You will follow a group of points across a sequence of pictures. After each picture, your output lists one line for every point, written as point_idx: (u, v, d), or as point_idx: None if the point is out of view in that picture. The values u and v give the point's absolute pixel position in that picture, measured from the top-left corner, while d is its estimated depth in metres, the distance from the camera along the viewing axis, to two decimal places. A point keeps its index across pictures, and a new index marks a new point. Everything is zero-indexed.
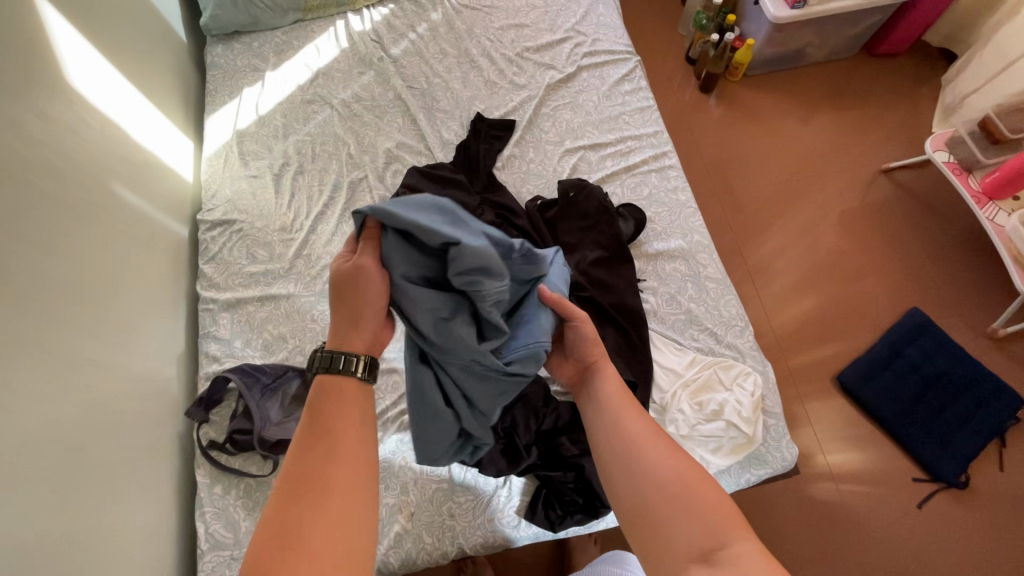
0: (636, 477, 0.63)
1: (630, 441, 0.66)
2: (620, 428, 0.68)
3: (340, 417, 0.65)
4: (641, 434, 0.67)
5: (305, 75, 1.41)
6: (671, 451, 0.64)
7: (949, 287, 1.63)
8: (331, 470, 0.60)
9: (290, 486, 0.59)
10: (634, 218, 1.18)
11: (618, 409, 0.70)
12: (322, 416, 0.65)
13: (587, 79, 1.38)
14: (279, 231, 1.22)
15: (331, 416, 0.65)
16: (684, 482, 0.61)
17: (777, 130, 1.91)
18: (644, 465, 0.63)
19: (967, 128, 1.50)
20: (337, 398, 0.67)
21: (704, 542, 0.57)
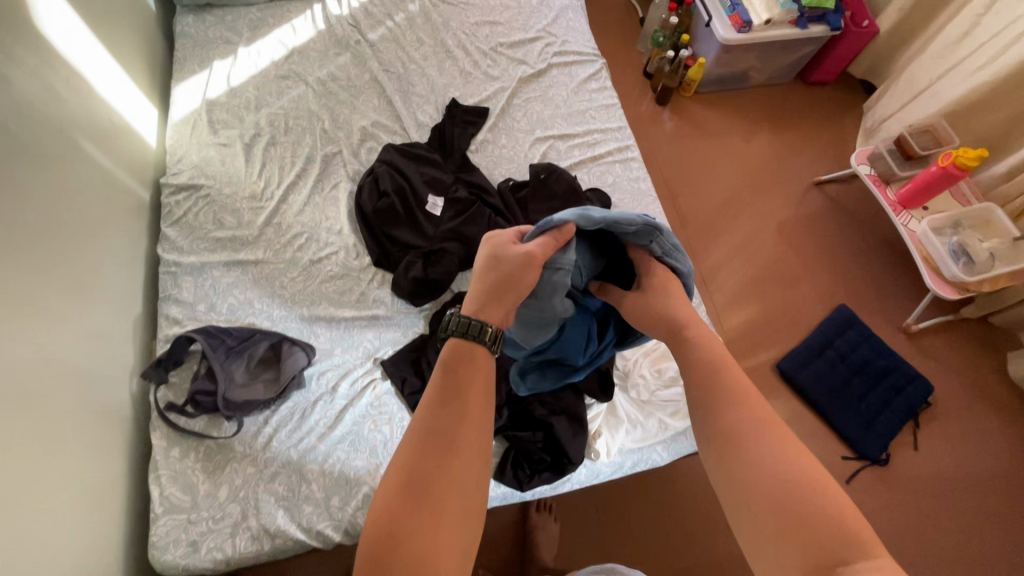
0: (742, 468, 0.55)
1: (728, 423, 0.58)
2: (722, 406, 0.59)
3: (477, 382, 0.59)
4: (747, 422, 0.57)
5: (280, 52, 1.42)
6: (786, 443, 0.55)
7: (871, 288, 1.82)
8: (462, 442, 0.54)
9: (418, 450, 0.53)
10: (600, 201, 1.25)
11: (718, 387, 0.61)
12: (456, 374, 0.59)
13: (557, 76, 1.47)
14: (249, 199, 1.21)
15: (467, 376, 0.59)
16: (805, 482, 0.52)
17: (724, 143, 2.09)
18: (752, 459, 0.54)
19: (885, 145, 1.69)
20: (462, 362, 0.60)
21: (830, 555, 0.48)
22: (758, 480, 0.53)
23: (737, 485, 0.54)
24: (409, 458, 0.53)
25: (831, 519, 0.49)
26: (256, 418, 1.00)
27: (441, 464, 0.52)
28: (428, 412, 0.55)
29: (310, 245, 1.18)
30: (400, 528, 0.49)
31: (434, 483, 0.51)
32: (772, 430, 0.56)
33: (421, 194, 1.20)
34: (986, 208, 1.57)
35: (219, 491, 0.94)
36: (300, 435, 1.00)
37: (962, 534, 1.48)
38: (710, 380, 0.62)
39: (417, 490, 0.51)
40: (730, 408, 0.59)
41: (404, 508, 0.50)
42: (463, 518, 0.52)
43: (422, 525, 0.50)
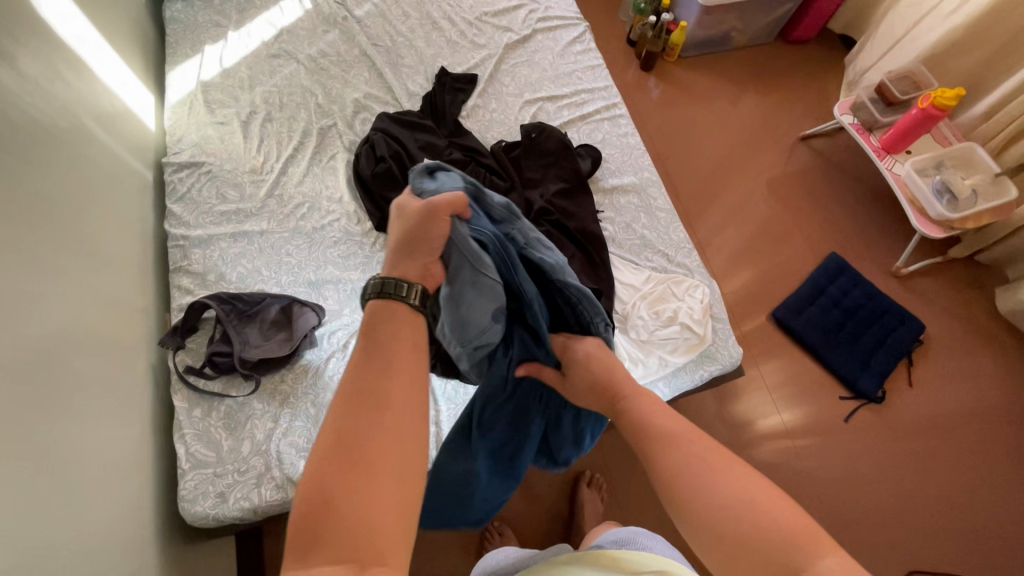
0: (689, 500, 0.55)
1: (668, 461, 0.58)
2: (668, 445, 0.60)
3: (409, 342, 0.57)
4: (698, 452, 0.58)
5: (269, 32, 1.44)
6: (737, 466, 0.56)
7: (859, 236, 1.87)
8: (393, 400, 0.51)
9: (346, 415, 0.50)
10: (590, 156, 1.28)
11: (664, 427, 0.63)
12: (383, 337, 0.56)
13: (542, 40, 1.50)
14: (250, 173, 1.24)
15: (394, 336, 0.56)
16: (759, 502, 0.52)
17: (711, 106, 2.12)
18: (705, 488, 0.54)
19: (867, 93, 1.73)
20: (388, 326, 0.57)
21: (789, 570, 0.48)
22: (712, 509, 0.53)
23: (695, 517, 0.54)
24: (336, 425, 0.49)
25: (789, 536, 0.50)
26: (272, 377, 1.04)
27: (371, 424, 0.49)
28: (353, 378, 0.52)
29: (312, 214, 1.21)
30: (333, 495, 0.45)
31: (366, 444, 0.48)
32: (723, 457, 0.57)
33: (417, 158, 1.24)
34: (968, 147, 1.62)
35: (242, 446, 0.98)
36: (315, 390, 1.04)
37: (957, 463, 1.54)
38: (654, 425, 0.64)
39: (349, 455, 0.47)
40: (679, 442, 0.60)
41: (335, 475, 0.46)
42: (405, 477, 0.49)
43: (358, 487, 0.46)
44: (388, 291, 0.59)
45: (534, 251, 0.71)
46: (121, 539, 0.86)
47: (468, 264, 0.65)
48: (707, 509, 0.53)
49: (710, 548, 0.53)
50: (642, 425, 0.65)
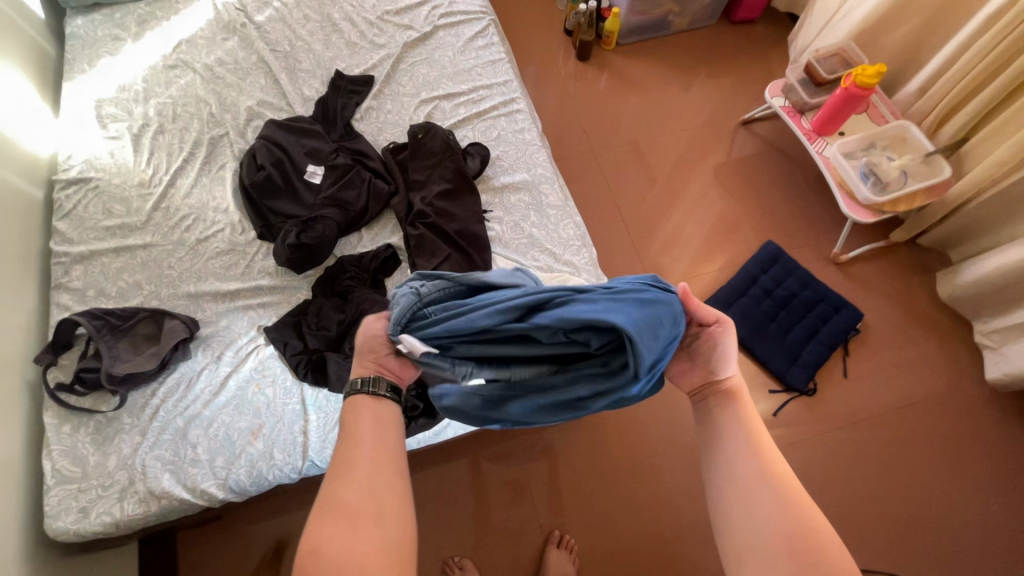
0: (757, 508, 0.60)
1: (745, 470, 0.63)
2: (740, 456, 0.64)
3: (380, 414, 0.68)
4: (763, 471, 0.62)
5: (167, 43, 1.44)
6: (795, 494, 0.60)
7: (800, 221, 1.81)
8: (380, 459, 0.62)
9: (337, 474, 0.60)
10: (480, 155, 1.27)
11: (741, 437, 0.66)
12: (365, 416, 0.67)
13: (443, 37, 1.47)
14: (137, 186, 1.25)
15: (375, 414, 0.68)
16: (810, 531, 0.57)
17: (650, 93, 2.07)
18: (759, 507, 0.60)
19: (796, 75, 1.66)
20: (364, 412, 0.67)
21: None
22: (763, 522, 0.59)
23: (746, 527, 0.59)
24: (328, 481, 0.60)
25: (831, 567, 0.55)
26: (142, 390, 1.05)
27: (354, 480, 0.59)
28: (347, 447, 0.63)
29: (197, 225, 1.21)
30: (318, 544, 0.54)
31: (350, 495, 0.58)
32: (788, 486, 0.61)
33: (300, 165, 1.23)
34: (901, 126, 1.55)
35: (108, 461, 0.99)
36: (186, 402, 1.04)
37: (896, 455, 1.49)
38: (732, 432, 0.67)
39: (333, 505, 0.57)
40: (743, 456, 0.64)
41: (330, 521, 0.56)
42: (380, 525, 0.57)
43: (338, 537, 0.55)
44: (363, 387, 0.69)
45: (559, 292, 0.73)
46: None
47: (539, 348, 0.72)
48: (755, 525, 0.59)
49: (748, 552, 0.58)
50: (715, 426, 0.69)
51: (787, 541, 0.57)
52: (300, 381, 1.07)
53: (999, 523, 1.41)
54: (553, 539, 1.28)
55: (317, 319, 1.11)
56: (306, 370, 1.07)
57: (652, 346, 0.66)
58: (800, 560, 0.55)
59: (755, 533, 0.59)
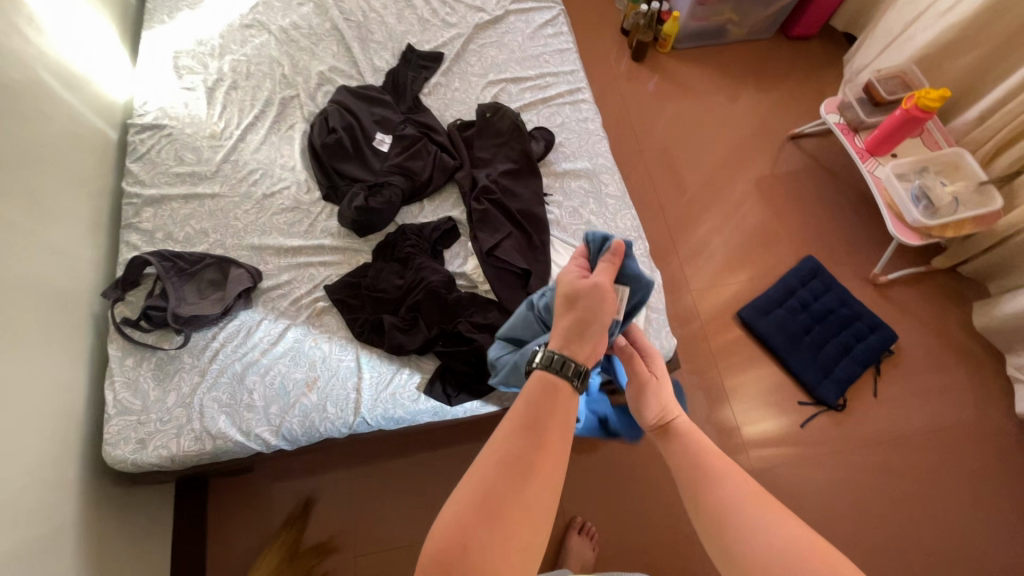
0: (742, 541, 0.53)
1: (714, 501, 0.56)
2: (710, 485, 0.58)
3: (555, 409, 0.54)
4: (739, 495, 0.56)
5: (245, 3, 1.48)
6: (775, 511, 0.54)
7: (841, 240, 1.82)
8: (546, 472, 0.49)
9: (499, 469, 0.48)
10: (544, 139, 1.30)
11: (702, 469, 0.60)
12: (545, 409, 0.54)
13: (513, 22, 1.50)
14: (209, 138, 1.28)
15: (549, 409, 0.54)
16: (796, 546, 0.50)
17: (700, 99, 2.08)
18: (727, 536, 0.54)
19: (854, 94, 1.68)
20: (544, 403, 0.54)
21: None
22: (751, 553, 0.51)
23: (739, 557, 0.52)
24: (484, 466, 0.49)
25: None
26: (204, 333, 1.08)
27: (515, 490, 0.48)
28: (511, 435, 0.51)
29: (264, 181, 1.24)
30: (469, 540, 0.45)
31: (508, 507, 0.47)
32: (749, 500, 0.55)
33: (370, 132, 1.27)
34: (956, 153, 1.56)
35: (167, 397, 1.02)
36: (245, 349, 1.07)
37: (920, 480, 1.49)
38: (686, 461, 0.62)
39: (487, 511, 0.46)
40: (698, 482, 0.59)
41: (478, 527, 0.46)
42: (528, 551, 0.47)
43: (487, 546, 0.45)
44: (557, 369, 0.57)
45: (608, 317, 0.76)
46: (50, 468, 0.92)
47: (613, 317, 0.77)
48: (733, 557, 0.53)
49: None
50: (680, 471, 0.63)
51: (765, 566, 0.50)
52: (356, 340, 1.10)
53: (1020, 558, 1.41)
54: (575, 525, 1.29)
55: (377, 281, 1.13)
56: (362, 329, 1.09)
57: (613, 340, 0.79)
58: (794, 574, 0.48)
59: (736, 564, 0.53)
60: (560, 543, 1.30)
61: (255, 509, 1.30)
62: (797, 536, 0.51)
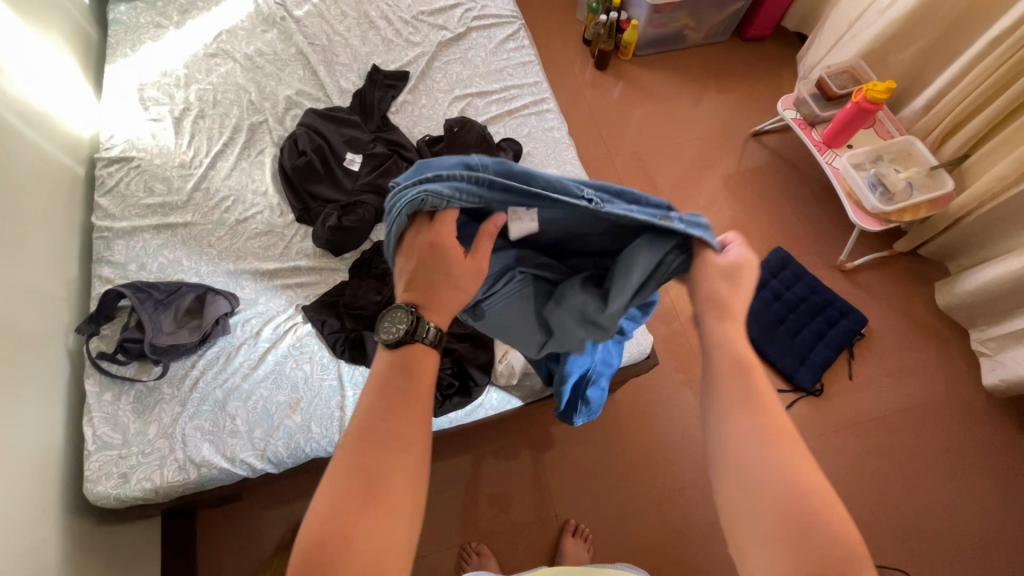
0: (750, 474, 0.51)
1: (735, 426, 0.53)
2: (738, 410, 0.54)
3: (412, 376, 0.59)
4: (760, 432, 0.52)
5: (209, 32, 1.49)
6: (794, 457, 0.51)
7: (808, 230, 1.88)
8: (409, 440, 0.55)
9: (363, 449, 0.54)
10: (512, 150, 1.33)
11: (741, 389, 0.55)
12: (403, 380, 0.59)
13: (475, 38, 1.54)
14: (178, 167, 1.28)
15: (408, 366, 0.60)
16: (807, 497, 0.49)
17: (664, 103, 2.15)
18: (738, 478, 0.52)
19: (808, 90, 1.75)
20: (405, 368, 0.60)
21: (815, 555, 0.46)
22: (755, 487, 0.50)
23: (739, 487, 0.51)
24: (351, 452, 0.54)
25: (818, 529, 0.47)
26: (182, 362, 1.07)
27: (384, 467, 0.53)
28: (373, 416, 0.55)
29: (236, 206, 1.25)
30: (349, 522, 0.50)
31: (382, 482, 0.52)
32: (779, 456, 0.51)
33: (340, 152, 1.28)
34: (906, 141, 1.64)
35: (149, 429, 1.01)
36: (225, 376, 1.07)
37: (900, 458, 1.54)
38: (731, 382, 0.56)
39: (362, 488, 0.52)
40: (728, 417, 0.54)
41: (353, 503, 0.51)
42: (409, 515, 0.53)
43: (369, 517, 0.51)
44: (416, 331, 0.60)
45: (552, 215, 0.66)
46: (30, 509, 0.90)
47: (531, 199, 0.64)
48: (733, 498, 0.52)
49: (735, 530, 0.51)
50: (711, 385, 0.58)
51: (767, 519, 0.49)
52: (337, 358, 1.11)
53: (1001, 526, 1.46)
54: (569, 527, 1.31)
55: (355, 299, 1.14)
56: (343, 347, 1.10)
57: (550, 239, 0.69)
58: (799, 540, 0.47)
59: (732, 506, 0.52)
60: (554, 548, 1.31)
61: (246, 538, 1.28)
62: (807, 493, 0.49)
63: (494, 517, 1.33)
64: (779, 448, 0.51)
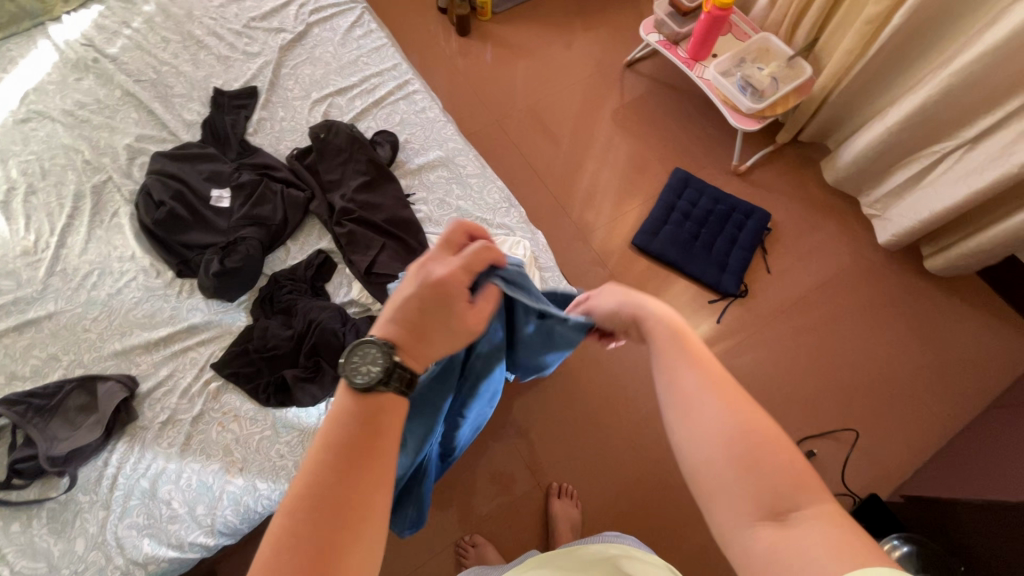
0: (699, 430, 0.49)
1: (677, 384, 0.53)
2: (675, 368, 0.54)
3: (374, 419, 0.48)
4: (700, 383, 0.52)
5: (13, 96, 1.31)
6: (741, 402, 0.50)
7: (699, 144, 1.94)
8: (368, 502, 0.44)
9: (314, 517, 0.42)
10: (388, 142, 1.26)
11: (676, 349, 0.55)
12: (359, 425, 0.47)
13: (319, 33, 1.44)
14: (23, 256, 1.13)
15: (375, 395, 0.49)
16: (762, 438, 0.47)
17: (535, 54, 2.12)
18: (702, 433, 0.49)
19: (663, 10, 1.77)
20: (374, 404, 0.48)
21: (778, 498, 0.45)
22: (704, 442, 0.48)
23: (691, 443, 0.49)
24: (291, 517, 0.42)
25: (777, 468, 0.46)
26: (92, 463, 0.97)
27: (334, 551, 0.41)
28: (320, 483, 0.43)
29: (104, 280, 1.12)
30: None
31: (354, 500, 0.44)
32: (736, 402, 0.50)
33: (203, 192, 1.17)
34: (762, 38, 1.71)
35: (75, 546, 0.91)
36: (145, 462, 0.97)
37: (827, 329, 1.66)
38: (666, 345, 0.56)
39: (312, 567, 0.40)
40: (678, 379, 0.53)
41: None
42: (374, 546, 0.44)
43: (350, 547, 0.42)
44: (384, 379, 0.49)
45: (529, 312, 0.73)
46: None
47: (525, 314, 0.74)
48: (699, 455, 0.48)
49: (696, 487, 0.49)
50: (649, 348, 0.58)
51: (739, 461, 0.47)
52: (265, 407, 1.03)
53: (922, 362, 1.62)
54: (553, 491, 1.32)
55: (266, 340, 1.06)
56: (269, 394, 1.03)
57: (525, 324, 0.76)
58: (761, 482, 0.46)
59: (699, 463, 0.48)
60: (545, 515, 1.32)
61: None
62: (760, 435, 0.48)
63: (481, 506, 1.31)
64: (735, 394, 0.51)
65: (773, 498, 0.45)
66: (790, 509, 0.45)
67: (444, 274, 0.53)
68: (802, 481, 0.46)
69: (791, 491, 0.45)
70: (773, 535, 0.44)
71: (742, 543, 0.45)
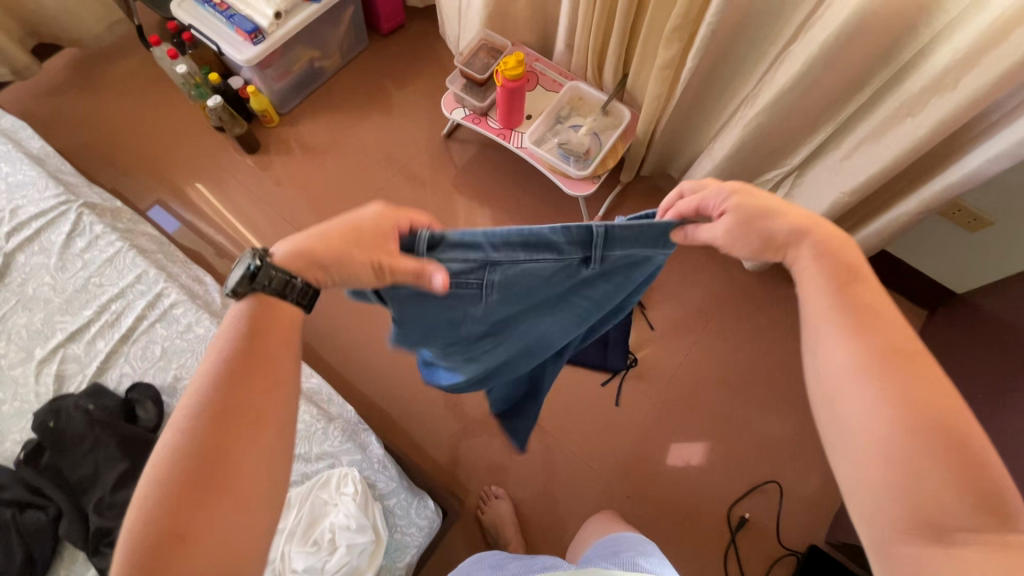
0: (850, 411, 0.55)
1: (833, 356, 0.57)
2: (829, 340, 0.58)
3: (258, 344, 0.59)
4: (861, 364, 0.55)
5: None
6: (909, 389, 0.53)
7: (545, 204, 1.76)
8: (259, 417, 0.56)
9: (207, 424, 0.54)
10: (149, 397, 0.99)
11: (835, 321, 0.58)
12: (245, 347, 0.59)
13: (26, 260, 1.10)
14: None
15: (261, 327, 0.60)
16: (932, 428, 0.51)
17: (341, 152, 1.85)
18: (866, 402, 0.54)
19: (459, 84, 1.58)
20: (273, 320, 0.61)
21: (944, 505, 0.49)
22: (852, 429, 0.54)
23: (842, 422, 0.55)
24: (191, 424, 0.54)
25: (938, 465, 0.50)
26: None
27: (217, 456, 0.53)
28: (204, 396, 0.56)
29: None
30: (182, 526, 0.51)
31: (245, 406, 0.56)
32: (919, 376, 0.54)
33: None
34: (572, 88, 1.55)
35: None
36: None
37: (731, 377, 1.52)
38: (828, 310, 0.59)
39: (202, 473, 0.53)
40: (850, 341, 0.56)
41: (175, 487, 0.52)
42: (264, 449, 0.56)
43: (238, 446, 0.54)
44: (258, 281, 0.60)
45: (591, 248, 0.65)
46: None
47: (573, 248, 0.65)
48: (862, 428, 0.54)
49: (836, 459, 0.56)
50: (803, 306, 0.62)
51: (891, 457, 0.51)
52: None
53: None
54: None
55: None
56: None
57: (570, 273, 0.68)
58: (913, 480, 0.50)
59: (860, 435, 0.54)
60: None
61: None
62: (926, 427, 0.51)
63: None
64: (918, 373, 0.54)
65: (928, 513, 0.49)
66: (953, 522, 0.49)
67: (379, 214, 0.63)
68: (979, 501, 0.49)
69: (957, 493, 0.49)
70: (928, 544, 0.49)
71: (891, 534, 0.51)
